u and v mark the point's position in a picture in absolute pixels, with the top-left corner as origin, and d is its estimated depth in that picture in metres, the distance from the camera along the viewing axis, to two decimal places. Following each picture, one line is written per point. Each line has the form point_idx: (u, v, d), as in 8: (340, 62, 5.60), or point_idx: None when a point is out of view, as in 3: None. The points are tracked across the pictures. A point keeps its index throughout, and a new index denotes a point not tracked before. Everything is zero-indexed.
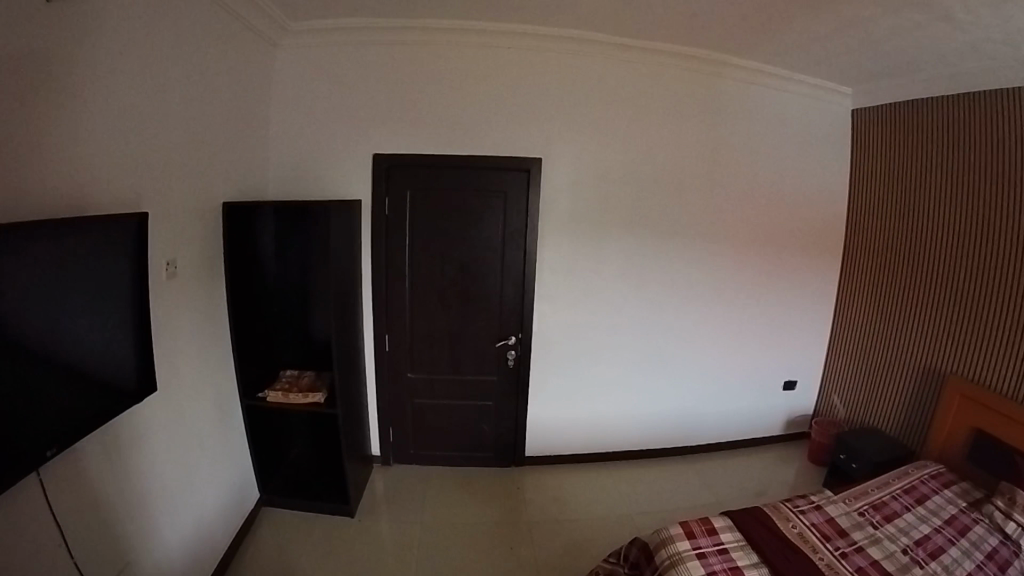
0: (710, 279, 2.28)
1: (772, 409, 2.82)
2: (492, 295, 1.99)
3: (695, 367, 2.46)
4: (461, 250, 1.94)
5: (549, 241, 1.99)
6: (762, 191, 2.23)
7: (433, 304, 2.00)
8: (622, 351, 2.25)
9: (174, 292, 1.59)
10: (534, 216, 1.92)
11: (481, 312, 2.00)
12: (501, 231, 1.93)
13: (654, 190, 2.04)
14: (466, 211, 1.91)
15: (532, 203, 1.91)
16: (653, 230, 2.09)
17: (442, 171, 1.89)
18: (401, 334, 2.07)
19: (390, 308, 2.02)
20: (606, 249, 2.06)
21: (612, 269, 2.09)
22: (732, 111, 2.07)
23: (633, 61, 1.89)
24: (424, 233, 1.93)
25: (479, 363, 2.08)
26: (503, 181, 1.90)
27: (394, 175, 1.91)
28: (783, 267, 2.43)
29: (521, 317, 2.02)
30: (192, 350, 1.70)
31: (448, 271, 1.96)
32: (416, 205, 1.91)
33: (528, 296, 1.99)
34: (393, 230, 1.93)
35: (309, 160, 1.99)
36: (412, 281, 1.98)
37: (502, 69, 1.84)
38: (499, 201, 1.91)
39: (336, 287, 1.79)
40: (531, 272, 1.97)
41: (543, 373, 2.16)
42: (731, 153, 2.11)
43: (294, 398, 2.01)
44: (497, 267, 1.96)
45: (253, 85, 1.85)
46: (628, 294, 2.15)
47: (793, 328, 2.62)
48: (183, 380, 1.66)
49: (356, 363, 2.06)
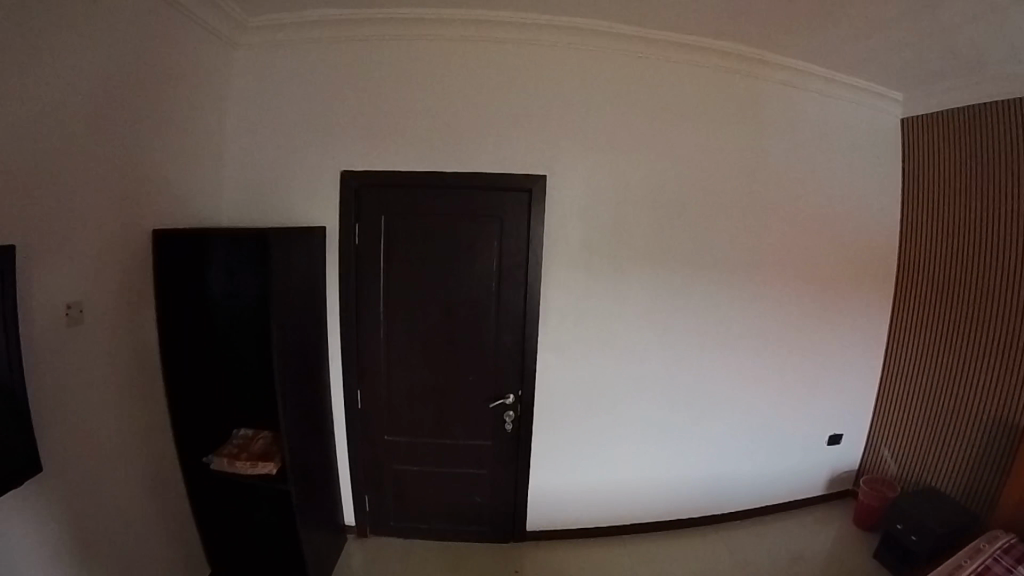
0: (748, 318, 1.93)
1: (816, 465, 2.42)
2: (488, 342, 1.62)
3: (729, 423, 2.09)
4: (449, 287, 1.58)
5: (555, 277, 1.64)
6: (805, 215, 1.91)
7: (416, 352, 1.63)
8: (646, 405, 1.88)
9: (62, 340, 1.24)
10: (539, 247, 1.57)
11: (474, 362, 1.63)
12: (498, 264, 1.58)
13: (682, 215, 1.71)
14: (455, 241, 1.57)
15: (536, 230, 1.56)
16: (682, 261, 1.75)
17: (426, 194, 1.56)
18: (377, 388, 1.70)
19: (364, 357, 1.66)
20: (626, 285, 1.71)
21: (633, 309, 1.74)
22: (771, 123, 1.76)
23: (656, 61, 1.59)
24: (404, 268, 1.58)
25: (471, 425, 1.69)
26: (501, 204, 1.56)
27: (370, 197, 1.57)
28: (828, 303, 2.08)
29: (522, 368, 1.64)
30: (90, 408, 1.34)
31: (433, 313, 1.60)
32: (392, 233, 1.57)
33: (531, 342, 1.62)
34: (367, 263, 1.58)
35: (268, 179, 1.65)
36: (390, 323, 1.62)
37: (500, 72, 1.53)
38: (496, 228, 1.57)
39: (293, 333, 1.42)
40: (535, 315, 1.60)
41: (547, 435, 1.78)
42: (770, 171, 1.79)
43: (242, 467, 1.62)
44: (493, 307, 1.60)
45: (202, 88, 1.53)
46: (653, 339, 1.80)
47: (839, 372, 2.26)
48: (71, 446, 1.29)
49: (321, 424, 1.67)
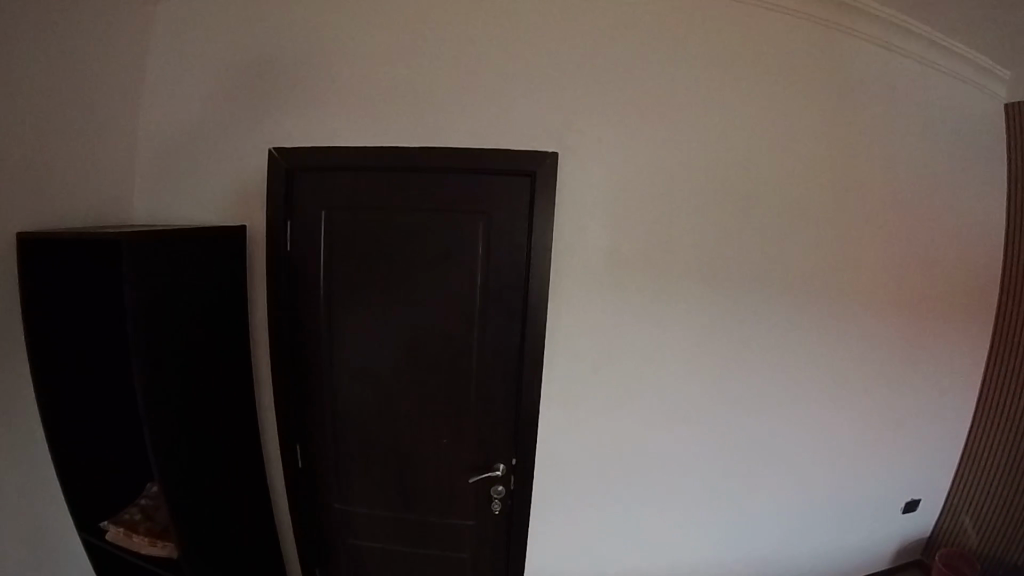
0: (813, 356, 1.50)
1: (885, 535, 1.95)
2: (470, 388, 1.18)
3: (787, 491, 1.63)
4: (417, 311, 1.15)
5: (563, 299, 1.21)
6: (882, 226, 1.50)
7: (372, 398, 1.20)
8: (685, 472, 1.43)
9: None
10: (543, 259, 1.12)
11: (450, 415, 1.19)
12: (484, 281, 1.14)
13: (736, 219, 1.28)
14: (425, 249, 1.13)
15: (540, 236, 1.11)
16: (734, 282, 1.32)
17: (386, 183, 1.12)
18: (323, 443, 1.26)
19: (303, 399, 1.23)
20: (657, 313, 1.27)
21: (668, 345, 1.30)
22: (849, 104, 1.35)
23: (705, 5, 1.17)
24: (356, 285, 1.15)
25: (446, 497, 1.25)
26: (492, 198, 1.11)
27: (309, 185, 1.12)
28: (903, 338, 1.66)
29: (516, 426, 1.19)
30: None
31: (395, 347, 1.17)
32: (335, 234, 1.12)
33: (530, 391, 1.17)
34: (307, 277, 1.16)
35: (191, 161, 1.25)
36: (337, 359, 1.19)
37: (497, 16, 1.11)
38: (483, 232, 1.12)
39: (187, 372, 1.01)
40: (536, 354, 1.15)
41: (550, 509, 1.34)
42: (845, 167, 1.38)
43: (135, 545, 1.19)
44: (477, 341, 1.16)
45: (96, 33, 1.13)
46: (698, 386, 1.37)
47: (915, 421, 1.81)
48: None
49: (247, 491, 1.23)
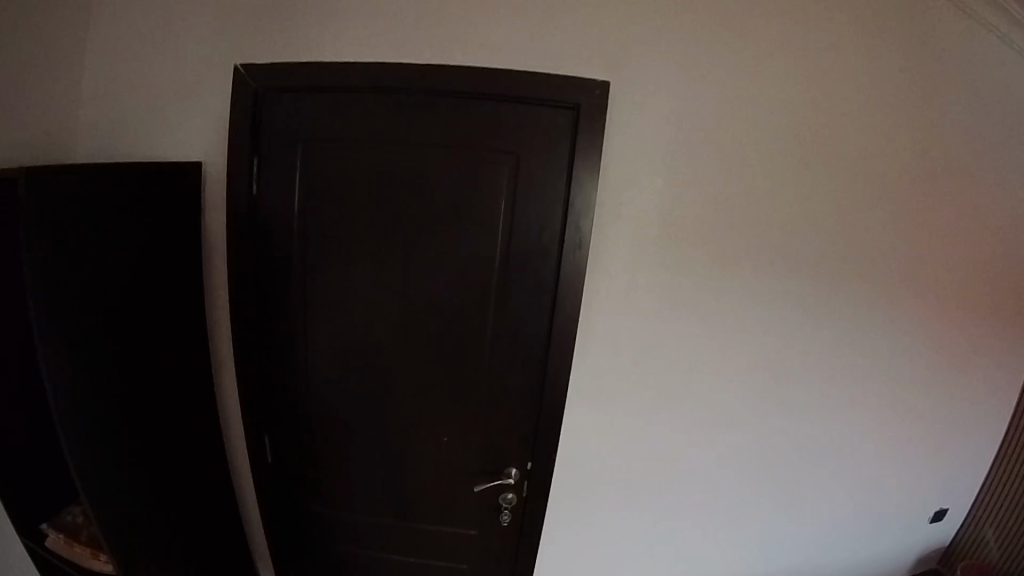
0: (874, 357, 1.31)
1: (907, 547, 1.83)
2: (477, 392, 0.90)
3: (826, 501, 1.47)
4: (414, 289, 0.85)
5: (597, 281, 0.96)
6: (973, 213, 1.26)
7: (356, 396, 0.94)
8: (726, 475, 1.27)
9: None
10: (586, 227, 0.78)
11: (451, 422, 0.93)
12: (506, 254, 0.82)
13: (805, 191, 1.05)
14: (427, 205, 0.80)
15: (585, 193, 0.77)
16: (804, 267, 1.09)
17: (376, 109, 0.78)
18: (296, 441, 1.02)
19: (264, 385, 0.97)
20: (707, 299, 1.06)
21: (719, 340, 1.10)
22: (970, 53, 1.07)
23: None
24: (334, 252, 0.84)
25: (445, 504, 1.02)
26: (514, 122, 0.77)
27: (273, 110, 0.80)
28: (965, 345, 1.47)
29: (530, 441, 0.92)
30: None
31: (384, 335, 0.88)
32: (296, 169, 0.81)
33: (549, 402, 0.88)
34: (270, 241, 0.85)
35: (88, 63, 0.85)
36: (314, 345, 0.92)
37: None
38: (508, 183, 0.79)
39: (113, 337, 0.82)
40: (565, 355, 0.85)
41: (572, 506, 1.19)
42: (947, 137, 1.12)
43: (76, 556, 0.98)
44: (488, 332, 0.86)
45: None
46: (756, 384, 1.18)
47: (957, 431, 1.65)
48: None
49: (206, 484, 1.03)
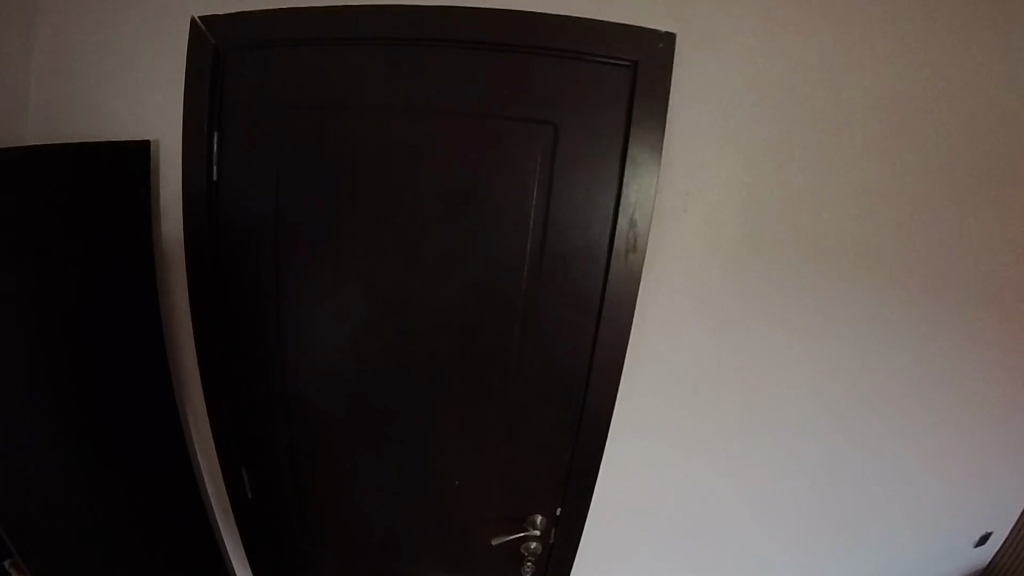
0: (1021, 404, 0.97)
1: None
2: (498, 422, 0.74)
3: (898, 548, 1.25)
4: (421, 298, 0.68)
5: (650, 290, 0.73)
6: None
7: (351, 426, 0.78)
8: (808, 549, 0.97)
9: None
10: (639, 222, 0.62)
11: (465, 457, 0.77)
12: (537, 256, 0.65)
13: (912, 163, 0.71)
14: (437, 194, 0.64)
15: (640, 180, 0.61)
16: (932, 288, 0.79)
17: (375, 72, 0.61)
18: (281, 481, 0.85)
19: (239, 411, 0.80)
20: (805, 317, 0.78)
21: (816, 373, 0.81)
22: None
23: None
24: (322, 253, 0.68)
25: (456, 553, 0.86)
26: (553, 89, 0.60)
27: (242, 74, 0.63)
28: None
29: (562, 483, 0.76)
30: None
31: (385, 353, 0.72)
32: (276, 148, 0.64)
33: (588, 439, 0.72)
34: (245, 239, 0.68)
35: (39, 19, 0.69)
36: (300, 364, 0.75)
37: None
38: (541, 166, 0.62)
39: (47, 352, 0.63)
40: (609, 380, 0.69)
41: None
42: None
43: None
44: (513, 352, 0.70)
45: None
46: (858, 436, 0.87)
47: None
48: None
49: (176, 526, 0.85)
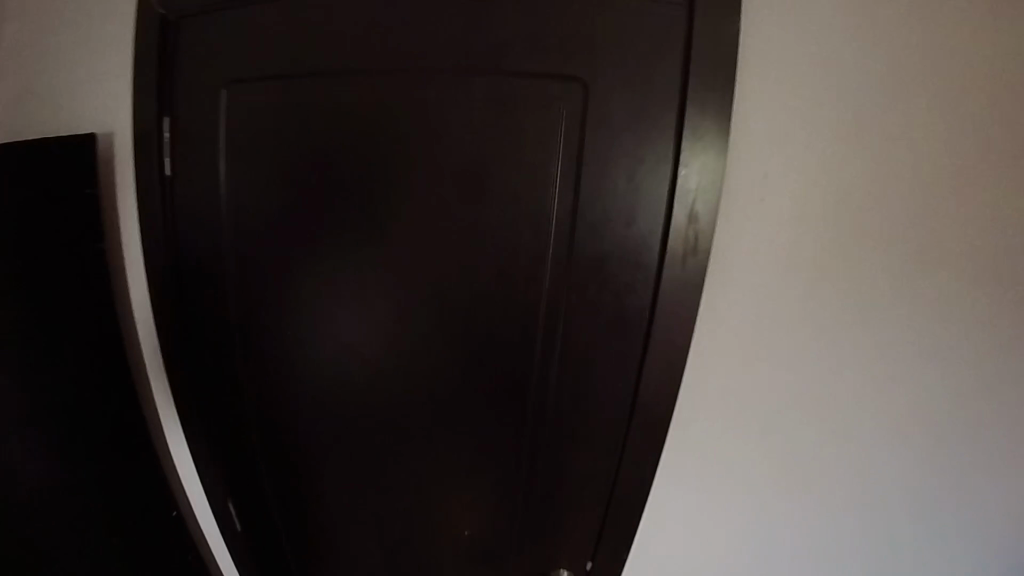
0: None
1: None
2: (515, 465, 0.58)
3: None
4: (423, 309, 0.55)
5: (717, 303, 0.51)
6: None
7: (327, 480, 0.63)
8: None
9: None
10: (699, 209, 0.47)
11: (474, 508, 0.61)
12: (568, 253, 0.51)
13: None
14: (440, 179, 0.51)
15: (703, 150, 0.46)
16: None
17: (360, 30, 0.49)
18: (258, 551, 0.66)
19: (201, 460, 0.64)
20: (960, 352, 0.51)
21: (971, 446, 0.53)
22: None
23: None
24: (300, 257, 0.55)
25: None
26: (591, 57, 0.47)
27: (200, 41, 0.51)
28: None
29: (595, 543, 0.60)
30: None
31: (377, 380, 0.58)
32: (246, 143, 0.53)
33: (630, 487, 0.56)
34: (203, 243, 0.55)
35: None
36: (270, 398, 0.60)
37: None
38: (568, 147, 0.49)
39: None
40: (658, 414, 0.53)
41: None
42: None
43: None
44: (537, 376, 0.55)
45: None
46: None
47: None
48: None
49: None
